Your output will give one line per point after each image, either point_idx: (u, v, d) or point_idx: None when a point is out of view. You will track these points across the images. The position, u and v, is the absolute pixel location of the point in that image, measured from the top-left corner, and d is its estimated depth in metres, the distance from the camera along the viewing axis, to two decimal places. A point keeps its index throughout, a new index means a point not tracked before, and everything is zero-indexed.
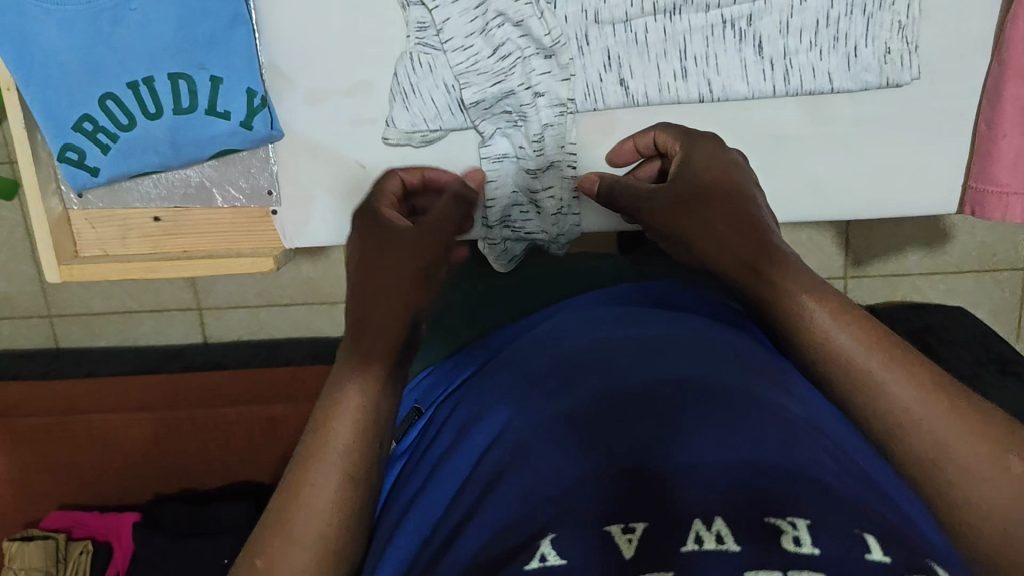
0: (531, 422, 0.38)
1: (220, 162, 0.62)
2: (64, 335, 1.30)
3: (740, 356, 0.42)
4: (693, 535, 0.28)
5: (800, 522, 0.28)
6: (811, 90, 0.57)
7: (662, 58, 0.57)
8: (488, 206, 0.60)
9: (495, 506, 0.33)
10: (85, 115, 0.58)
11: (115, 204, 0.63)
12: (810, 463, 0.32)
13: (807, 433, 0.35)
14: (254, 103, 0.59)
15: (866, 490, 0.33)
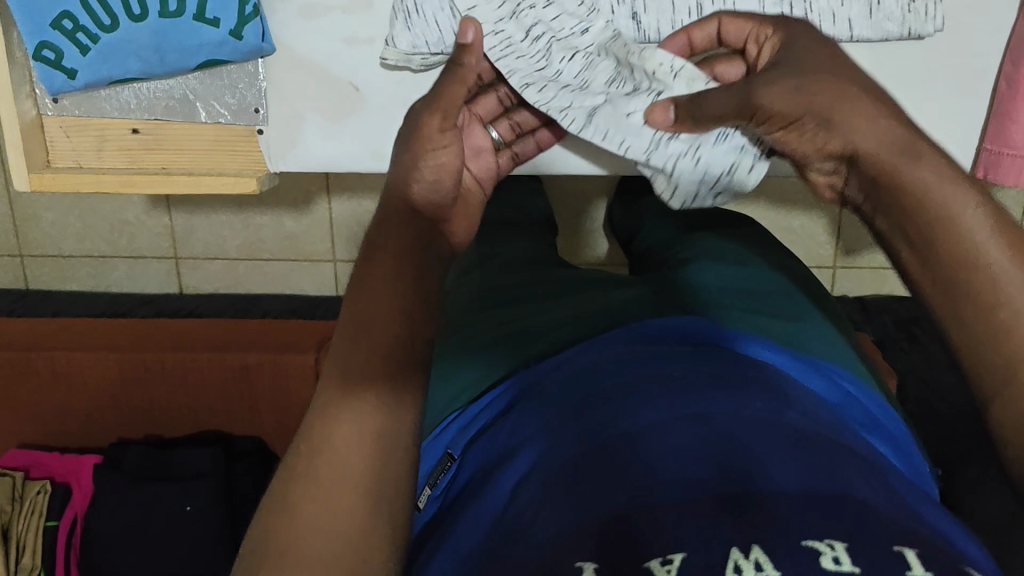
0: (562, 460, 0.45)
1: (205, 74, 0.59)
2: (34, 276, 1.26)
3: (756, 390, 0.49)
4: (733, 564, 0.34)
5: (837, 544, 0.35)
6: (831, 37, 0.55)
7: None
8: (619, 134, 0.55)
9: (540, 531, 0.40)
10: (66, 12, 0.55)
11: (92, 113, 0.60)
12: (851, 492, 0.39)
13: (828, 457, 0.42)
14: (245, 11, 0.56)
15: (905, 514, 0.39)
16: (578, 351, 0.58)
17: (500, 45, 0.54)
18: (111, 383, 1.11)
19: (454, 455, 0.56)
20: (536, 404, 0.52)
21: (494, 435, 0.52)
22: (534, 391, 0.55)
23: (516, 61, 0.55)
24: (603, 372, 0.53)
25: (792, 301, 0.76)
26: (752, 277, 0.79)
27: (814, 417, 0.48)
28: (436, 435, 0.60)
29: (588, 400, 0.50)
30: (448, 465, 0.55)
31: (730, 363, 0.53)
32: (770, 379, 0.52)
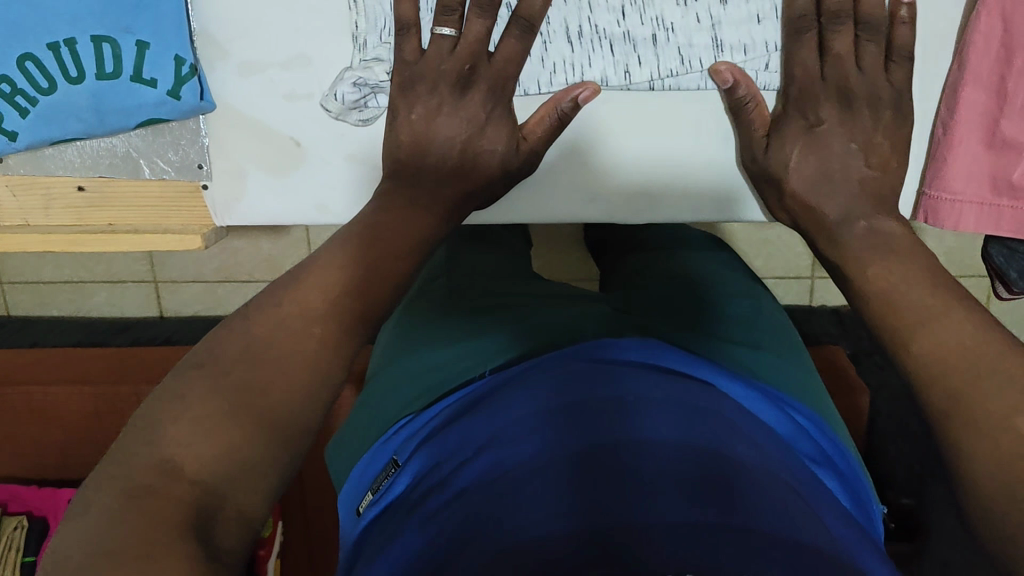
0: (520, 470, 0.44)
1: (148, 131, 0.59)
2: (14, 304, 1.26)
3: (714, 415, 0.49)
4: None
5: None
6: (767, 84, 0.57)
7: (618, 39, 0.56)
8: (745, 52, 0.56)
9: (481, 544, 0.39)
10: (3, 77, 0.55)
11: (37, 172, 0.60)
12: (798, 532, 0.39)
13: (778, 494, 0.42)
14: (182, 71, 0.56)
15: (844, 557, 0.39)
16: (533, 362, 0.57)
17: (566, 72, 0.57)
18: (86, 416, 1.12)
19: (400, 461, 0.55)
20: (493, 410, 0.51)
21: (442, 445, 0.51)
22: (489, 402, 0.53)
23: (606, 61, 0.56)
24: (569, 383, 0.52)
25: (755, 323, 0.76)
26: (717, 304, 0.78)
27: (762, 449, 0.47)
28: (383, 439, 0.59)
29: (555, 411, 0.48)
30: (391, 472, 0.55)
31: (691, 387, 0.52)
32: (730, 412, 0.51)
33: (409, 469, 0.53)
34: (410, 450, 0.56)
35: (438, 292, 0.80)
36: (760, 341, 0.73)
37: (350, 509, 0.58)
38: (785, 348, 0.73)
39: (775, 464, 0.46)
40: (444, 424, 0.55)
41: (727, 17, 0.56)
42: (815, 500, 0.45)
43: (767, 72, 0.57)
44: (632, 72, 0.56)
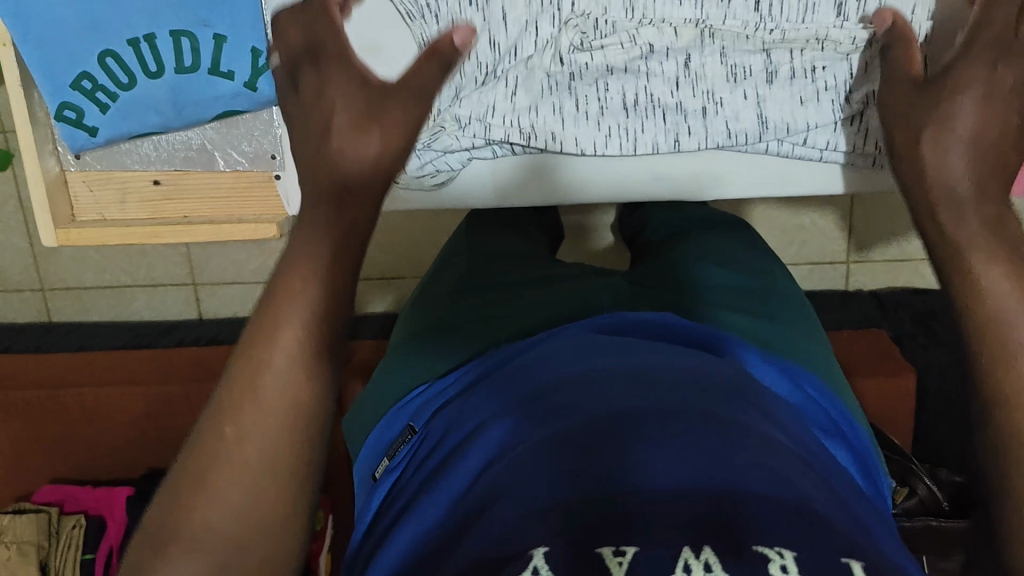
0: (519, 447, 0.41)
1: (222, 125, 0.60)
2: (56, 310, 1.26)
3: (726, 380, 0.46)
4: (683, 563, 0.32)
5: (786, 552, 0.32)
6: (801, 156, 0.58)
7: (667, 111, 0.57)
8: (793, 124, 0.56)
9: (482, 528, 0.36)
10: (85, 73, 0.56)
11: (113, 166, 0.62)
12: (806, 497, 0.36)
13: (787, 458, 0.39)
14: (258, 63, 0.57)
15: (852, 523, 0.37)
16: (544, 337, 0.54)
17: (620, 136, 0.57)
18: (137, 417, 1.14)
19: (416, 427, 0.53)
20: (496, 389, 0.48)
21: (448, 422, 0.49)
22: (498, 375, 0.50)
23: (655, 135, 0.57)
24: (567, 355, 0.49)
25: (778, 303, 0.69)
26: (738, 270, 0.73)
27: (776, 417, 0.44)
28: (401, 403, 0.57)
29: (567, 380, 0.45)
30: (408, 437, 0.52)
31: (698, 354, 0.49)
32: (741, 378, 0.48)
33: (424, 436, 0.51)
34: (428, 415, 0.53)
35: (456, 272, 0.75)
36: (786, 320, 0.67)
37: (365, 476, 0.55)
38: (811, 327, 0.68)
39: (787, 432, 0.43)
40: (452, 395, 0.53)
41: (773, 94, 0.56)
42: (828, 470, 0.43)
43: (804, 147, 0.57)
44: (680, 140, 0.57)
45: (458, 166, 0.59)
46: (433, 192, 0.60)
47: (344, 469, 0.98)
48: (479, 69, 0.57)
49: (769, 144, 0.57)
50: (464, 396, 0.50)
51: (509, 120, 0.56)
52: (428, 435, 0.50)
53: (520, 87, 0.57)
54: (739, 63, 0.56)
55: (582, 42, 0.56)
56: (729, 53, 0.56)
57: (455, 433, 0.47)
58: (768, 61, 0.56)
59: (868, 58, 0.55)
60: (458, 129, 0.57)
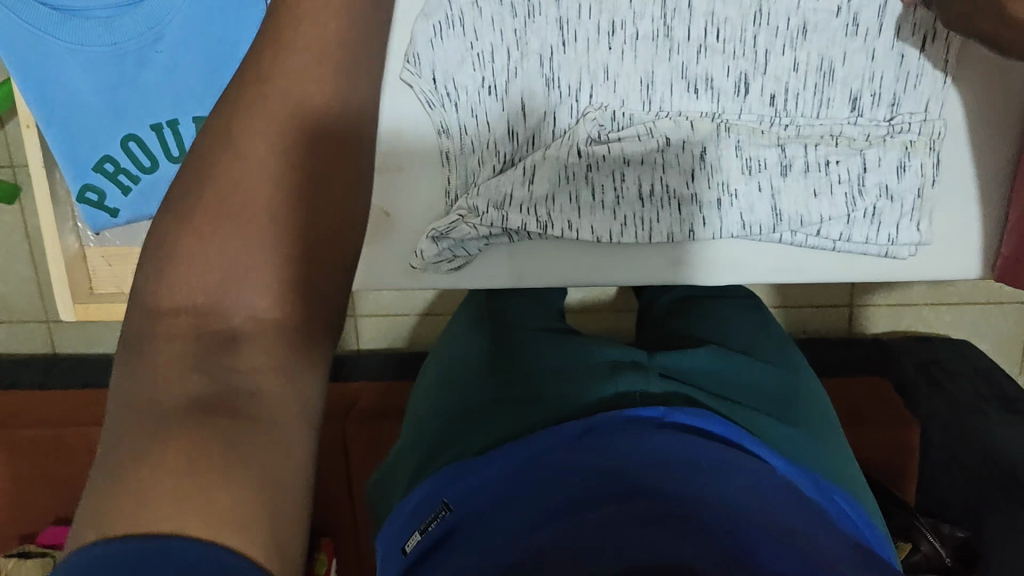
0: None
1: None
2: (61, 342, 1.25)
3: (737, 506, 0.45)
4: None
5: None
6: (813, 246, 0.59)
7: (680, 201, 0.57)
8: (804, 216, 0.57)
9: None
10: (107, 156, 0.57)
11: (132, 243, 0.63)
12: None
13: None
14: None
15: None
16: (563, 444, 0.55)
17: (635, 226, 0.58)
18: None
19: (450, 504, 0.55)
20: (511, 512, 0.50)
21: (464, 540, 0.50)
22: (536, 463, 0.54)
23: (668, 224, 0.58)
24: (582, 473, 0.50)
25: (792, 396, 0.66)
26: (750, 340, 0.72)
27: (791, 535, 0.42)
28: (437, 483, 0.59)
29: (604, 474, 0.49)
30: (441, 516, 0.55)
31: (713, 468, 0.49)
32: (757, 497, 0.47)
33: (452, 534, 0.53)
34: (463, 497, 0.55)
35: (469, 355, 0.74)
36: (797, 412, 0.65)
37: (392, 550, 0.58)
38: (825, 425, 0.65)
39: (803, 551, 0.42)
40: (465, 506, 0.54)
41: (787, 187, 0.57)
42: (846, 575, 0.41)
43: (818, 236, 0.58)
44: (695, 230, 0.58)
45: (475, 252, 0.59)
46: (450, 276, 0.61)
47: (347, 514, 0.98)
48: (498, 157, 0.58)
49: (783, 235, 0.58)
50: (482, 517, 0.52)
51: (526, 208, 0.57)
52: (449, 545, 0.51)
53: (536, 175, 0.57)
54: (752, 157, 0.56)
55: (599, 134, 0.57)
56: (743, 146, 0.56)
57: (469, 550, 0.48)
58: (782, 155, 0.56)
59: (881, 154, 0.56)
60: (475, 218, 0.57)
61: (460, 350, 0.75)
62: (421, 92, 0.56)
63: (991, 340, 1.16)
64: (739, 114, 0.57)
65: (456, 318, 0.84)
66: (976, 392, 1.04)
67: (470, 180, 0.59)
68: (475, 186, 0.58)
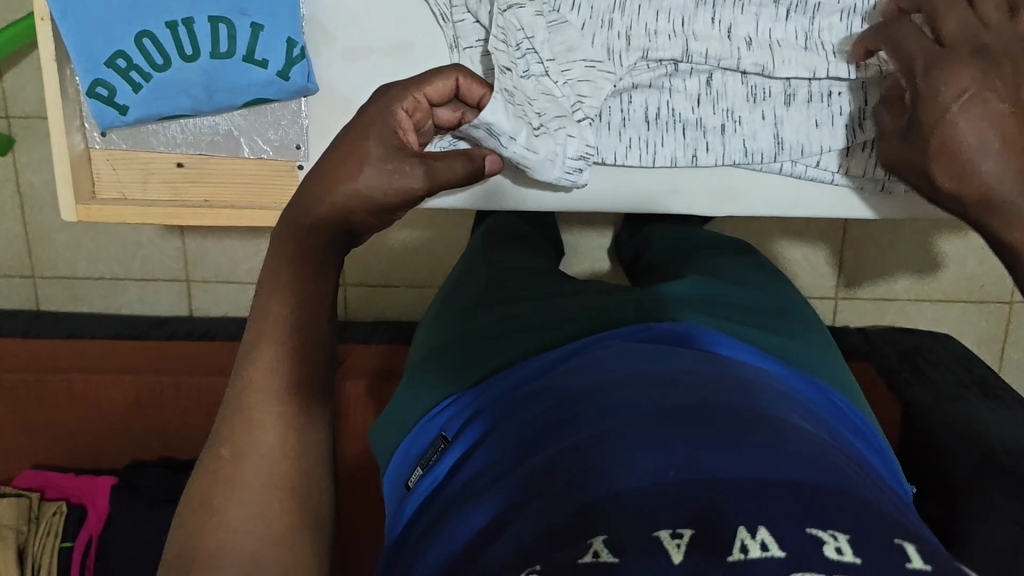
0: (514, 495, 0.41)
1: (251, 112, 0.63)
2: (46, 297, 1.20)
3: (730, 400, 0.43)
4: (740, 542, 0.33)
5: (841, 535, 0.33)
6: (813, 177, 0.64)
7: (687, 126, 0.63)
8: (802, 146, 0.62)
9: (508, 539, 0.38)
10: (120, 52, 0.57)
11: (139, 147, 0.63)
12: (780, 521, 0.33)
13: (774, 476, 0.36)
14: (293, 53, 0.59)
15: (857, 523, 0.34)
16: (557, 366, 0.54)
17: (640, 148, 0.63)
18: (124, 406, 1.11)
19: (449, 436, 0.54)
20: (505, 426, 0.48)
21: (466, 460, 0.49)
22: (525, 391, 0.52)
23: (674, 149, 0.63)
24: (568, 387, 0.49)
25: (791, 323, 0.67)
26: (756, 290, 0.72)
27: (787, 430, 0.41)
28: (427, 418, 0.57)
29: (588, 393, 0.47)
30: (442, 447, 0.53)
31: (707, 373, 0.48)
32: (754, 395, 0.45)
33: (452, 455, 0.51)
34: (458, 426, 0.54)
35: (472, 288, 0.76)
36: (797, 335, 0.65)
37: (396, 485, 0.56)
38: (826, 347, 0.66)
39: (800, 442, 0.40)
40: (456, 434, 0.53)
41: (790, 117, 0.62)
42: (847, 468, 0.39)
43: (817, 167, 0.63)
44: (698, 155, 0.63)
45: None
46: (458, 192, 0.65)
47: None
48: None
49: (784, 164, 0.63)
50: (478, 438, 0.51)
51: None
52: (454, 468, 0.50)
53: None
54: (756, 87, 0.61)
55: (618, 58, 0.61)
56: (749, 76, 0.61)
57: (471, 467, 0.48)
58: (786, 85, 0.61)
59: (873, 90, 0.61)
60: None
61: (463, 279, 0.78)
62: (435, 4, 0.59)
63: (972, 338, 1.15)
64: (739, 60, 0.60)
65: (464, 257, 0.86)
66: (957, 378, 1.05)
67: None
68: None
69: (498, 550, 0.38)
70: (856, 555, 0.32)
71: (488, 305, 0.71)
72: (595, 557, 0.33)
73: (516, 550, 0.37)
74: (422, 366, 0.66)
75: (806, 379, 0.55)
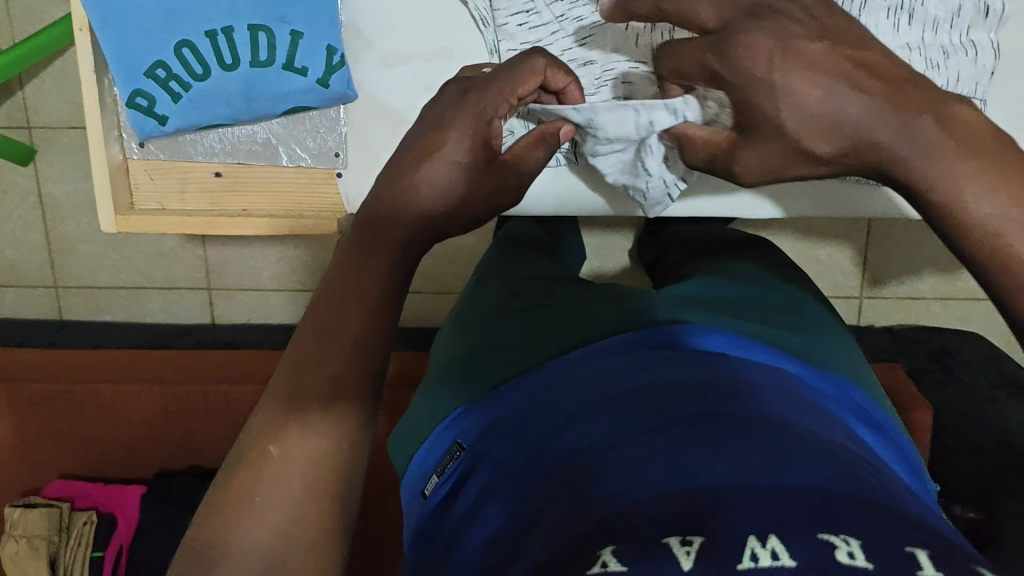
0: (535, 508, 0.42)
1: (288, 120, 0.62)
2: (69, 307, 1.20)
3: (741, 411, 0.44)
4: (750, 551, 0.33)
5: (853, 541, 0.33)
6: None
7: None
8: None
9: (528, 553, 0.38)
10: (160, 62, 0.58)
11: (177, 156, 0.63)
12: (789, 532, 0.34)
13: (783, 488, 0.37)
14: (333, 60, 0.59)
15: (867, 530, 0.34)
16: (562, 370, 0.54)
17: None
18: (153, 415, 1.10)
19: (465, 444, 0.53)
20: (520, 432, 0.49)
21: (478, 467, 0.50)
22: (540, 397, 0.52)
23: None
24: (578, 397, 0.49)
25: (804, 319, 0.67)
26: (774, 293, 0.72)
27: (798, 440, 0.41)
28: (446, 425, 0.57)
29: (603, 406, 0.47)
30: (457, 454, 0.53)
31: (718, 381, 0.48)
32: (765, 404, 0.46)
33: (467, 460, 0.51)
34: (475, 433, 0.53)
35: (491, 292, 0.75)
36: (811, 332, 0.65)
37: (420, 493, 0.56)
38: (840, 342, 0.66)
39: (812, 451, 0.40)
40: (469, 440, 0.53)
41: None
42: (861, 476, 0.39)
43: None
44: None
45: None
46: None
47: None
48: None
49: None
50: (489, 442, 0.51)
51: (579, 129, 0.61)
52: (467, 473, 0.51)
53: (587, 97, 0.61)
54: None
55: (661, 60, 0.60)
56: None
57: (486, 475, 0.48)
58: None
59: None
60: None
61: (483, 284, 0.78)
62: (475, 9, 0.59)
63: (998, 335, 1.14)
64: None
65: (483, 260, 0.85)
66: (987, 378, 1.05)
67: None
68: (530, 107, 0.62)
69: (520, 563, 0.38)
70: (867, 560, 0.32)
71: (510, 309, 0.70)
72: (605, 566, 0.33)
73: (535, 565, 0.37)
74: (442, 370, 0.66)
75: (818, 376, 0.55)
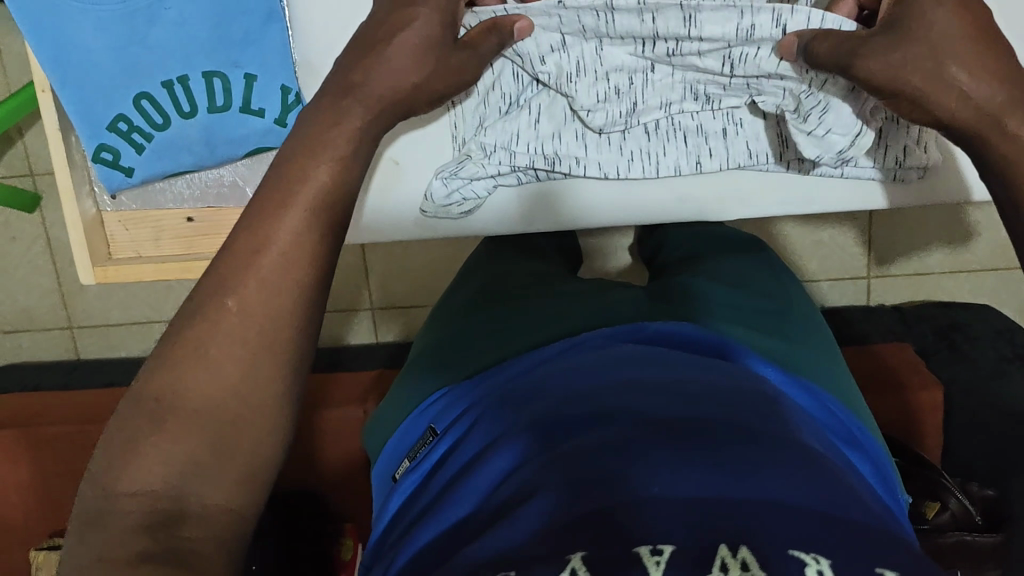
0: (511, 487, 0.41)
1: (251, 161, 0.64)
2: (85, 346, 1.23)
3: (718, 406, 0.44)
4: (720, 561, 0.33)
5: (822, 560, 0.34)
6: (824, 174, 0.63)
7: (689, 132, 0.62)
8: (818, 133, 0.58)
9: (499, 531, 0.38)
10: (121, 115, 0.59)
11: (149, 205, 0.66)
12: (765, 542, 0.34)
13: (754, 488, 0.37)
14: (288, 99, 0.60)
15: (832, 542, 0.35)
16: (545, 362, 0.55)
17: (642, 160, 0.62)
18: None
19: (438, 430, 0.54)
20: (499, 413, 0.49)
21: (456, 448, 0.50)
22: (523, 385, 0.52)
23: (681, 158, 0.62)
24: (559, 385, 0.49)
25: (786, 324, 0.67)
26: (751, 292, 0.71)
27: (772, 436, 0.42)
28: (419, 408, 0.58)
29: (586, 392, 0.47)
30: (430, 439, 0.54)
31: (694, 375, 0.48)
32: (747, 399, 0.46)
33: (443, 443, 0.52)
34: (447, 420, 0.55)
35: (468, 286, 0.75)
36: (792, 336, 0.65)
37: (388, 475, 0.57)
38: (819, 347, 0.66)
39: (784, 449, 0.41)
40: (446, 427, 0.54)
41: None
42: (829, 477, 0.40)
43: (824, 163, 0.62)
44: (702, 161, 0.62)
45: (484, 194, 0.63)
46: (458, 220, 0.64)
47: None
48: (504, 100, 0.61)
49: (791, 162, 0.62)
50: (468, 427, 0.51)
51: (536, 146, 0.61)
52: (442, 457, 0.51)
53: (542, 114, 0.61)
54: None
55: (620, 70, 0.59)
56: None
57: (461, 456, 0.48)
58: None
59: None
60: (484, 158, 0.61)
61: (460, 279, 0.77)
62: None
63: (1013, 306, 1.10)
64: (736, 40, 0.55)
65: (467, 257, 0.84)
66: (999, 352, 1.01)
67: (480, 122, 0.62)
68: (486, 128, 0.61)
69: (477, 545, 0.38)
70: None
71: (479, 303, 0.70)
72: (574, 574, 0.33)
73: (508, 547, 0.37)
74: (413, 365, 0.66)
75: (795, 378, 0.55)
